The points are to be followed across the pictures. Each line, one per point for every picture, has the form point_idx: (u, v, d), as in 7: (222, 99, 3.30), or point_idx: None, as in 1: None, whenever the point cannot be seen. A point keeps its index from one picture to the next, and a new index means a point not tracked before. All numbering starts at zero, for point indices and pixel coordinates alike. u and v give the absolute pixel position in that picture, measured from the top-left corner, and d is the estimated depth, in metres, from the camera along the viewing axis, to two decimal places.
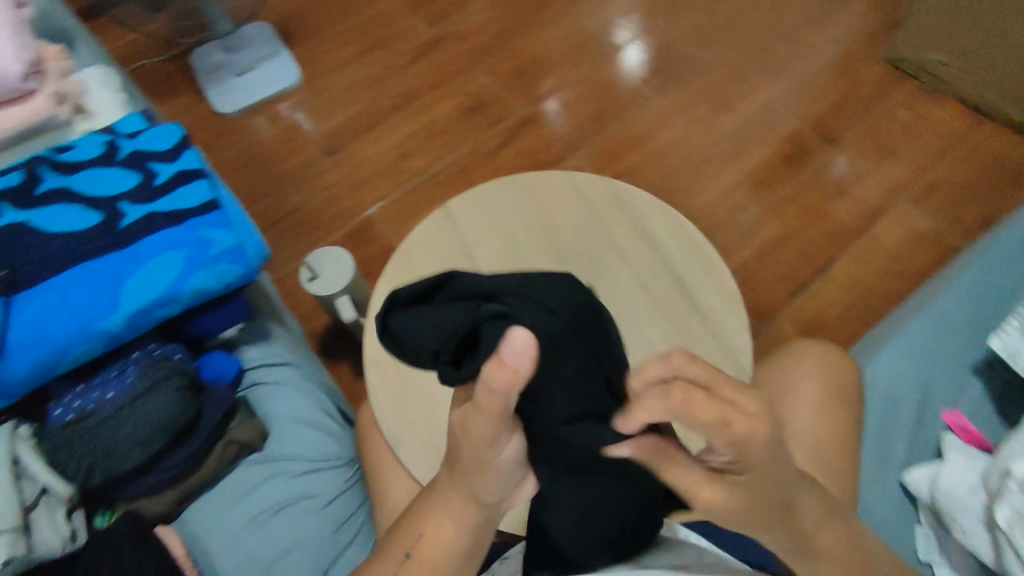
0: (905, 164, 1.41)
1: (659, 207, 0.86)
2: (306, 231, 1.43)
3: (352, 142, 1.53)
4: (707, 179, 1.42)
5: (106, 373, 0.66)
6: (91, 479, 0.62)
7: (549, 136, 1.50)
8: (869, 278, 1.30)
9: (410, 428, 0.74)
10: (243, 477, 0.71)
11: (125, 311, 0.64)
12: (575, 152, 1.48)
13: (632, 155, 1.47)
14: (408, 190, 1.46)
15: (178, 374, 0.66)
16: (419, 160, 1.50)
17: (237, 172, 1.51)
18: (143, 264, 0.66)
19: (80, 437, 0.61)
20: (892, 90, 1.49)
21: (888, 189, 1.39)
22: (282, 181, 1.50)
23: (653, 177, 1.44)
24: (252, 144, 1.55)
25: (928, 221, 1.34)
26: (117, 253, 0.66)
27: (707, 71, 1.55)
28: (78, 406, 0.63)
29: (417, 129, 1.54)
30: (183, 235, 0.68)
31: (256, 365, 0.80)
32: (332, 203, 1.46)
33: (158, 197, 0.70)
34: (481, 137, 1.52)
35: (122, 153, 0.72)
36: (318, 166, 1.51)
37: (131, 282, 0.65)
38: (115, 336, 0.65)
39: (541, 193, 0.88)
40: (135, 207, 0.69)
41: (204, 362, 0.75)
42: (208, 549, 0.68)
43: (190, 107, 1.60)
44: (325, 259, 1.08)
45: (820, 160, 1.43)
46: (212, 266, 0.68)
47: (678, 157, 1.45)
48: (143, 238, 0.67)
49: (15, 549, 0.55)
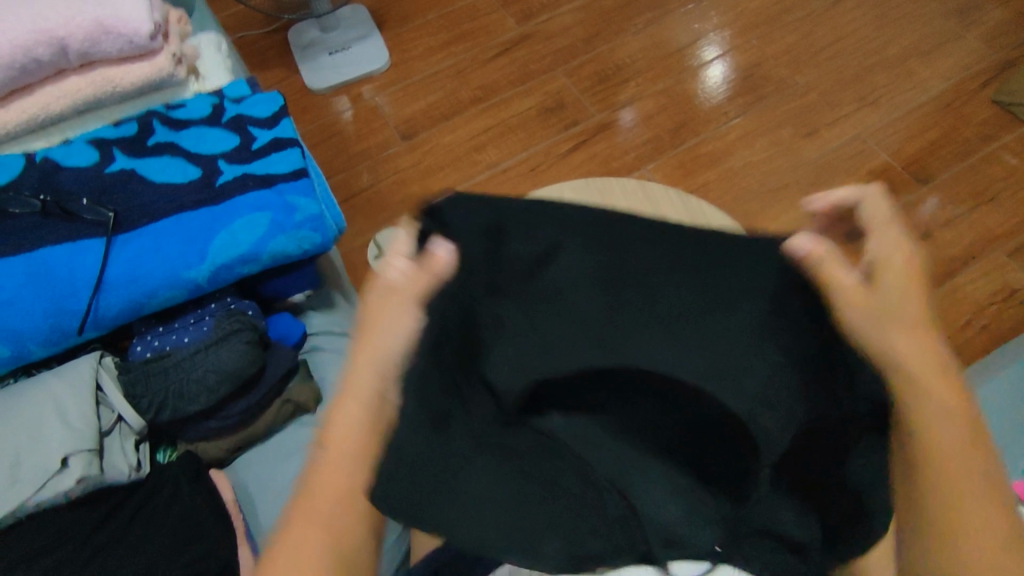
0: (995, 214, 1.32)
1: (731, 228, 0.85)
2: (375, 210, 1.47)
3: (429, 129, 1.56)
4: (782, 206, 1.38)
5: (185, 319, 0.71)
6: (160, 415, 0.65)
7: (624, 144, 1.49)
8: (948, 328, 1.22)
9: None
10: (293, 437, 0.73)
11: (210, 263, 0.68)
12: (648, 163, 1.46)
13: (707, 173, 1.43)
14: (478, 181, 1.48)
15: (250, 328, 0.70)
16: (492, 153, 1.51)
17: (317, 146, 1.57)
18: (232, 221, 0.70)
19: (157, 373, 0.65)
20: (1000, 133, 1.40)
21: (983, 236, 1.30)
22: (358, 159, 1.54)
23: (725, 196, 1.40)
24: (335, 121, 1.61)
25: (1019, 277, 1.26)
26: (211, 208, 0.70)
27: (798, 95, 1.50)
28: (157, 346, 0.69)
29: (493, 123, 1.55)
30: (272, 198, 0.72)
31: (319, 331, 0.83)
32: (402, 186, 1.50)
33: (254, 160, 0.74)
34: (555, 137, 1.52)
35: (226, 115, 0.77)
36: (395, 148, 1.55)
37: (219, 237, 0.69)
38: (198, 284, 0.69)
39: (612, 200, 0.88)
40: (231, 167, 0.73)
41: (272, 322, 0.79)
42: (254, 501, 0.69)
43: (283, 80, 1.67)
44: (393, 240, 1.12)
45: (906, 199, 1.36)
46: (294, 232, 0.72)
47: (753, 180, 1.41)
48: (235, 197, 0.71)
49: (90, 469, 0.59)
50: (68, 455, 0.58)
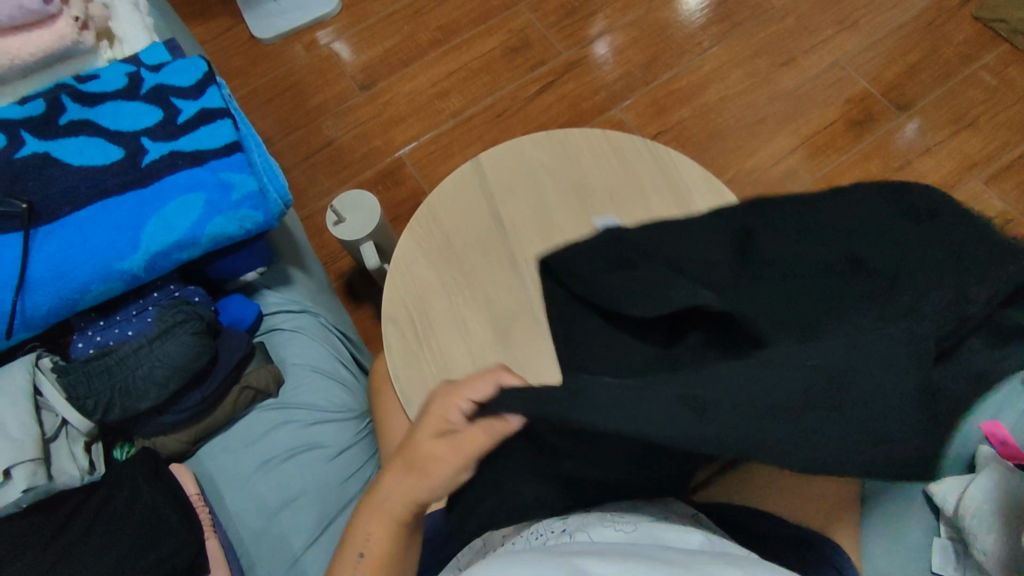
0: (973, 139, 1.28)
1: (701, 177, 0.81)
2: (337, 168, 1.41)
3: (389, 77, 1.47)
4: (759, 141, 1.33)
5: (127, 312, 0.67)
6: (109, 415, 0.63)
7: (595, 82, 1.41)
8: None
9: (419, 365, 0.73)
10: (257, 422, 0.72)
11: (144, 252, 0.64)
12: (620, 102, 1.39)
13: (681, 110, 1.37)
14: (442, 132, 1.41)
15: (196, 318, 0.66)
16: (455, 101, 1.43)
17: (271, 101, 1.48)
18: (164, 204, 0.65)
19: (99, 373, 0.62)
20: (981, 52, 1.35)
21: (962, 164, 1.27)
22: (315, 113, 1.46)
23: (701, 134, 1.35)
24: (288, 73, 1.50)
25: (995, 203, 1.24)
26: (138, 192, 0.65)
27: (776, 20, 1.42)
28: (99, 342, 0.65)
29: (455, 67, 1.46)
30: (205, 177, 0.66)
31: (276, 310, 0.80)
32: (363, 140, 1.42)
33: (181, 135, 0.68)
34: (521, 79, 1.44)
35: (145, 86, 0.70)
36: (354, 100, 1.46)
37: (150, 223, 0.64)
38: (134, 275, 0.64)
39: (575, 151, 0.84)
40: (156, 144, 0.67)
41: (223, 305, 0.76)
42: (219, 488, 0.69)
43: (228, 30, 1.55)
44: (352, 203, 1.06)
45: (885, 128, 1.31)
46: (232, 212, 0.66)
47: (730, 115, 1.35)
48: (164, 177, 0.66)
49: (36, 478, 0.58)
50: (10, 467, 0.57)
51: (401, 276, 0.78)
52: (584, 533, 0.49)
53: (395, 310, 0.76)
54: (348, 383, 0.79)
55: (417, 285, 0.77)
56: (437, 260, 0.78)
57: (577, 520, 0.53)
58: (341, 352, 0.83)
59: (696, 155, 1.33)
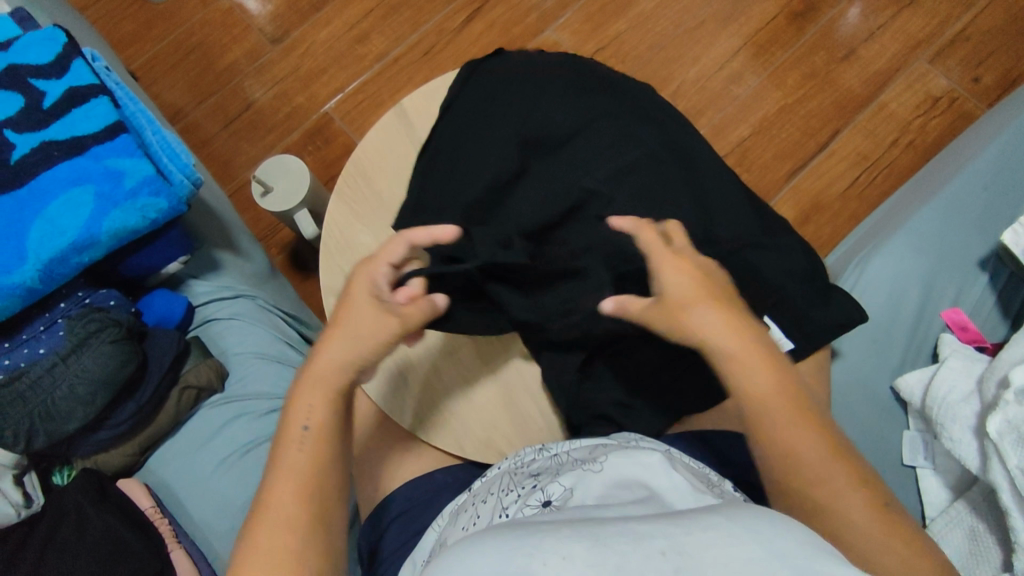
0: (917, 18, 1.24)
1: (646, 90, 0.72)
2: (261, 133, 1.30)
3: (301, 24, 1.34)
4: (702, 46, 1.26)
5: (34, 328, 0.61)
6: (35, 442, 0.58)
7: (524, 4, 1.31)
8: (875, 150, 1.19)
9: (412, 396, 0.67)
10: (207, 420, 0.68)
11: (34, 261, 0.57)
12: (553, 22, 1.30)
13: (618, 23, 1.29)
14: (368, 79, 1.31)
15: (113, 325, 0.60)
16: (376, 43, 1.32)
17: (175, 68, 1.34)
18: (46, 204, 0.57)
19: (13, 400, 0.56)
20: None
21: (906, 45, 1.23)
22: (227, 75, 1.33)
23: (641, 46, 1.27)
24: (189, 33, 1.35)
25: (940, 82, 1.21)
26: (14, 194, 0.57)
27: None
28: (7, 365, 0.59)
29: (372, 4, 1.34)
30: (89, 167, 0.59)
31: (207, 300, 0.74)
32: (284, 100, 1.31)
33: (51, 123, 0.59)
34: (445, 10, 1.32)
35: None
36: (267, 56, 1.33)
37: (35, 228, 0.57)
38: (30, 289, 0.57)
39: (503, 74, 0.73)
40: (23, 136, 0.59)
41: (146, 304, 0.69)
42: (179, 495, 0.66)
43: None
44: (278, 170, 0.99)
45: (828, 17, 1.26)
46: (129, 203, 0.59)
47: (669, 22, 1.27)
48: (42, 173, 0.58)
49: None
50: None
51: (335, 245, 0.72)
52: (554, 483, 0.51)
53: (335, 284, 0.71)
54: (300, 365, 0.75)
55: (356, 254, 0.72)
56: (375, 222, 0.72)
57: (547, 473, 0.54)
58: (289, 334, 0.78)
59: (638, 69, 1.26)
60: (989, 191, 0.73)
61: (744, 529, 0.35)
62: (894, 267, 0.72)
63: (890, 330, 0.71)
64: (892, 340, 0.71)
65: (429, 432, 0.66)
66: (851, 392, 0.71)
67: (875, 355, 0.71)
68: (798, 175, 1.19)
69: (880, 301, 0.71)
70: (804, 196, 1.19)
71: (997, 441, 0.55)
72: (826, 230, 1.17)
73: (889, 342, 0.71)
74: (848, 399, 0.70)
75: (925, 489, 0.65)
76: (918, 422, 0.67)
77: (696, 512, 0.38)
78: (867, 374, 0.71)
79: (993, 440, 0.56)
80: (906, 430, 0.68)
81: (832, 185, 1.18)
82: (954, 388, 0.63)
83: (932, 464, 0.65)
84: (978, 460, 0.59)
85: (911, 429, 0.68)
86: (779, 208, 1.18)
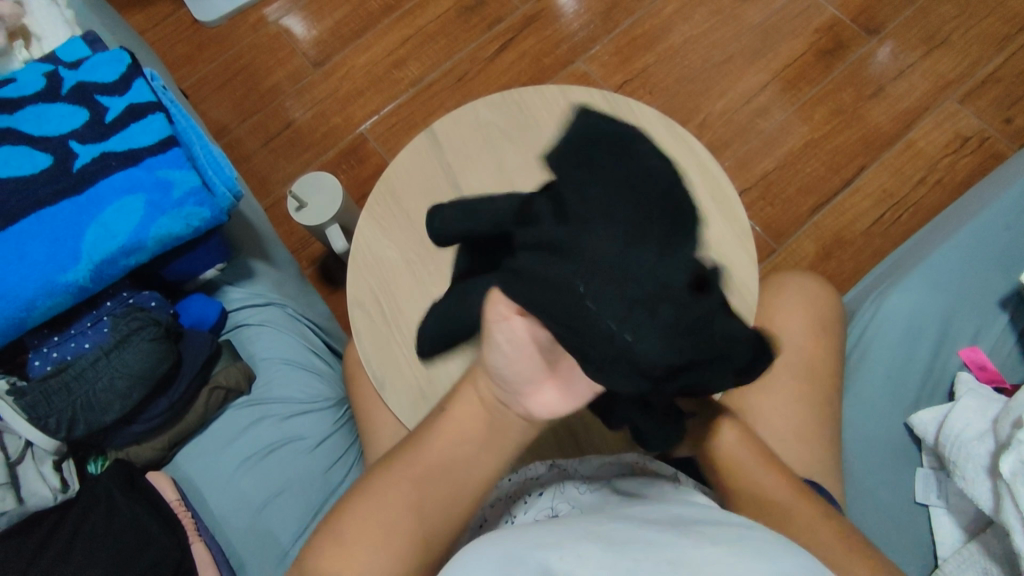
0: (946, 58, 1.25)
1: (662, 124, 0.77)
2: (299, 151, 1.36)
3: (342, 50, 1.41)
4: (729, 80, 1.28)
5: (81, 324, 0.65)
6: (74, 431, 0.62)
7: (556, 35, 1.35)
8: (901, 188, 1.19)
9: (394, 370, 0.70)
10: (232, 420, 0.71)
11: (87, 261, 0.61)
12: (584, 53, 1.34)
13: (646, 56, 1.32)
14: (403, 103, 1.36)
15: (153, 324, 0.64)
16: (412, 68, 1.38)
17: (222, 87, 1.42)
18: (102, 210, 0.62)
19: (57, 390, 0.60)
20: None
21: (936, 84, 1.24)
22: (271, 95, 1.40)
23: (669, 78, 1.30)
24: (238, 55, 1.43)
25: (970, 121, 1.21)
26: (74, 200, 0.62)
27: None
28: (56, 358, 0.64)
29: (411, 32, 1.40)
30: (142, 177, 0.63)
31: (239, 306, 0.78)
32: (323, 120, 1.37)
33: (112, 135, 0.65)
34: (479, 39, 1.38)
35: (65, 86, 0.67)
36: (309, 78, 1.40)
37: (91, 231, 0.61)
38: (81, 287, 0.62)
39: (532, 111, 0.79)
40: (86, 147, 0.64)
41: (183, 306, 0.73)
42: (202, 492, 0.69)
43: (169, 15, 1.47)
44: (313, 186, 1.03)
45: (857, 54, 1.27)
46: (176, 210, 0.63)
47: (697, 56, 1.30)
48: (99, 181, 0.63)
49: None
50: None
51: (364, 257, 0.75)
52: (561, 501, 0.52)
53: (360, 295, 0.74)
54: (322, 372, 0.78)
55: (383, 267, 0.75)
56: (401, 237, 0.76)
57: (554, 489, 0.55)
58: (314, 342, 0.81)
59: (665, 101, 1.29)
60: (1008, 232, 0.73)
61: (748, 549, 0.35)
62: (911, 305, 0.72)
63: (904, 367, 0.71)
64: (907, 377, 0.71)
65: (386, 390, 0.70)
66: (868, 429, 0.70)
67: (889, 392, 0.71)
68: (821, 210, 1.20)
69: (896, 338, 0.71)
70: (826, 231, 1.19)
71: (1011, 481, 0.55)
72: (848, 265, 1.17)
73: (905, 378, 0.71)
74: (860, 434, 0.70)
75: (938, 530, 0.64)
76: (931, 459, 0.67)
77: (696, 527, 0.39)
78: (881, 410, 0.70)
79: (1006, 480, 0.55)
80: (919, 468, 0.68)
81: (856, 221, 1.18)
82: (967, 426, 0.63)
83: (945, 504, 0.65)
84: (991, 501, 0.58)
85: (925, 467, 0.67)
86: (802, 242, 1.19)
